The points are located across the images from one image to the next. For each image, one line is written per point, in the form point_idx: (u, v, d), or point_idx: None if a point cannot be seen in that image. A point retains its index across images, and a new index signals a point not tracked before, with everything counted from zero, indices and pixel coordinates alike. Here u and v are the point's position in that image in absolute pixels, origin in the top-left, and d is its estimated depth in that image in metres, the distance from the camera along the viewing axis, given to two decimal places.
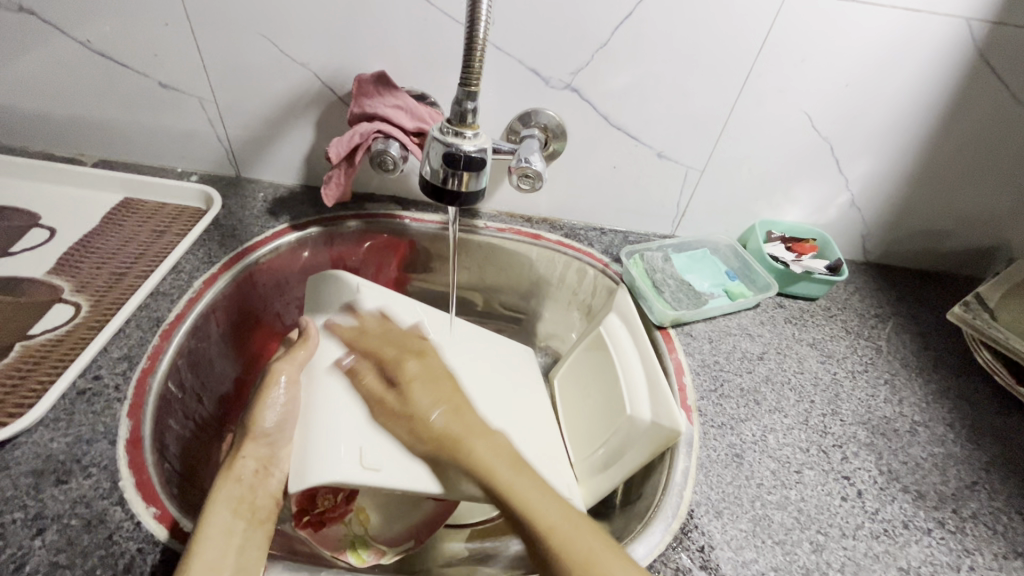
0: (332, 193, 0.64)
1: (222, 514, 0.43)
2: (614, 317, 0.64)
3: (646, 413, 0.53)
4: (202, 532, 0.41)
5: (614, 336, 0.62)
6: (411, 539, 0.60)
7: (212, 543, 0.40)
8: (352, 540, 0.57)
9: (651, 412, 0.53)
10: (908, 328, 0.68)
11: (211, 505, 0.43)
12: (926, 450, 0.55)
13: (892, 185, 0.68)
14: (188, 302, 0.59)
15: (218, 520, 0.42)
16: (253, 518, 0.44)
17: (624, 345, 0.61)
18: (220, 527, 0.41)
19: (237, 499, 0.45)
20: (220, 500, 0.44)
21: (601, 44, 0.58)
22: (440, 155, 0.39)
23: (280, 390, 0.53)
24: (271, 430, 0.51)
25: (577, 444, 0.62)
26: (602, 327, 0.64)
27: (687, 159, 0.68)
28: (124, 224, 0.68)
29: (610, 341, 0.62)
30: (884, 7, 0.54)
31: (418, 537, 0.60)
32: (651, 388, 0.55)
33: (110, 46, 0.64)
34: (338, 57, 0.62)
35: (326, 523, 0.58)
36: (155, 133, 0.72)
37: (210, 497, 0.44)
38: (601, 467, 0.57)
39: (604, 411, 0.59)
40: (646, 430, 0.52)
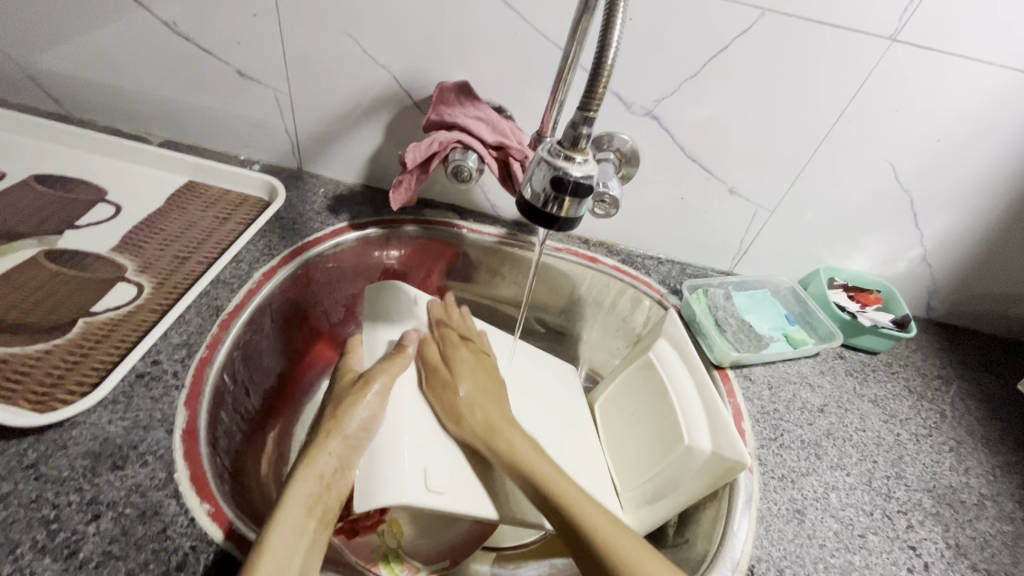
0: (399, 198, 0.62)
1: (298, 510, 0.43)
2: (665, 343, 0.62)
3: (706, 442, 0.52)
4: (279, 527, 0.41)
5: (669, 365, 0.60)
6: (446, 558, 0.58)
7: (286, 536, 0.41)
8: (385, 552, 0.57)
9: (711, 441, 0.52)
10: (972, 394, 0.66)
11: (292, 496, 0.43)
12: (994, 526, 0.53)
13: (969, 244, 0.66)
14: (247, 293, 0.58)
15: (290, 519, 0.42)
16: (322, 519, 0.44)
17: (679, 376, 0.59)
18: (290, 524, 0.41)
19: (311, 496, 0.44)
20: (295, 496, 0.43)
21: (690, 75, 0.57)
22: (546, 177, 0.37)
23: (370, 396, 0.51)
24: (358, 431, 0.49)
25: (622, 472, 0.60)
26: (653, 352, 0.62)
27: (758, 197, 0.66)
28: (188, 207, 0.67)
29: (664, 369, 0.60)
30: (992, 65, 0.52)
31: (454, 558, 0.59)
32: (711, 417, 0.53)
33: (196, 31, 0.65)
34: (420, 64, 0.62)
35: (359, 533, 0.57)
36: (225, 119, 0.73)
37: (286, 488, 0.44)
38: (649, 499, 0.55)
39: (655, 443, 0.57)
40: (704, 463, 0.51)
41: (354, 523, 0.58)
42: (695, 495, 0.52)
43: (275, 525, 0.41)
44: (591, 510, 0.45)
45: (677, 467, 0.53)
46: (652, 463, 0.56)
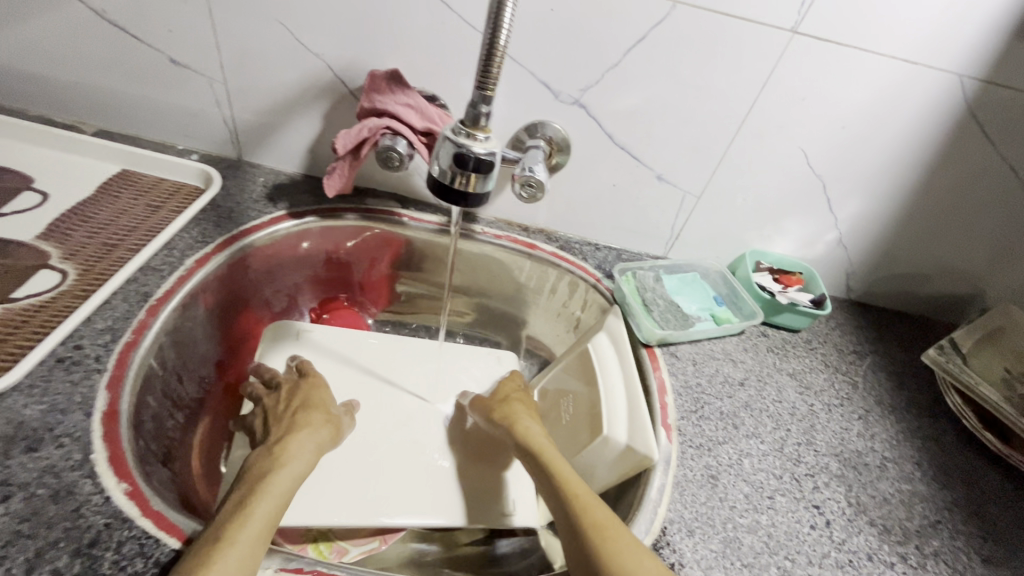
0: (335, 184, 0.63)
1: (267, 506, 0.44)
2: (603, 337, 0.65)
3: (621, 433, 0.55)
4: (240, 523, 0.41)
5: (602, 358, 0.63)
6: (376, 539, 0.59)
7: (250, 536, 0.40)
8: (314, 534, 0.58)
9: (626, 433, 0.55)
10: (884, 367, 0.70)
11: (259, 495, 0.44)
12: (894, 486, 0.57)
13: (879, 227, 0.71)
14: (178, 279, 0.58)
15: (256, 515, 0.42)
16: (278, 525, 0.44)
17: (608, 367, 0.62)
18: (255, 527, 0.41)
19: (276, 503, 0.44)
20: (262, 503, 0.44)
21: (612, 64, 0.60)
22: (450, 155, 0.39)
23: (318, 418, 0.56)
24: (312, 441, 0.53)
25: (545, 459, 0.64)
26: (590, 345, 0.65)
27: (685, 184, 0.69)
28: (119, 195, 0.66)
29: (597, 362, 0.63)
30: (885, 57, 0.57)
31: (383, 538, 0.60)
32: (631, 410, 0.57)
33: (125, 18, 0.64)
34: (353, 52, 0.63)
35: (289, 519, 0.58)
36: (160, 108, 0.72)
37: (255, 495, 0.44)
38: None
39: (576, 434, 0.61)
40: (620, 454, 0.54)
41: None
42: (608, 484, 0.56)
43: (240, 521, 0.41)
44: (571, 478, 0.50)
45: (596, 455, 0.57)
46: (575, 448, 0.60)
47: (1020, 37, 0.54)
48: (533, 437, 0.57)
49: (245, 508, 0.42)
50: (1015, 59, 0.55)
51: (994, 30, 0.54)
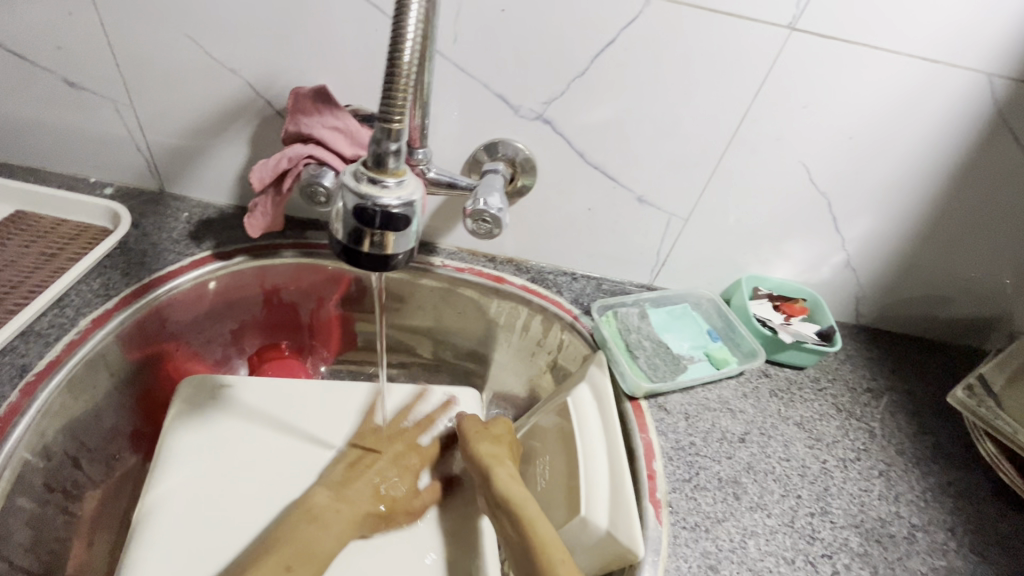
0: (257, 223, 0.54)
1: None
2: (584, 391, 0.56)
3: (603, 518, 0.46)
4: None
5: (580, 416, 0.54)
6: None
7: None
8: None
9: (609, 517, 0.46)
10: (903, 407, 0.62)
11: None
12: (925, 563, 0.48)
13: (892, 247, 0.62)
14: (67, 347, 0.49)
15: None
16: None
17: (588, 430, 0.52)
18: None
19: None
20: None
21: (578, 73, 0.51)
22: (350, 208, 0.30)
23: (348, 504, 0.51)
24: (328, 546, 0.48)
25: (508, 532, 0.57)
26: (569, 399, 0.56)
27: (670, 205, 0.60)
28: (9, 242, 0.57)
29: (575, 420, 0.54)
30: (899, 56, 0.48)
31: None
32: (613, 488, 0.48)
33: (5, 34, 0.55)
34: (274, 67, 0.53)
35: None
36: (62, 136, 0.62)
37: None
38: None
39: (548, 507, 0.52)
40: (598, 544, 0.45)
41: None
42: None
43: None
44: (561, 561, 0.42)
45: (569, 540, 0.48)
46: None
47: None
48: (507, 487, 0.49)
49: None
50: None
51: None
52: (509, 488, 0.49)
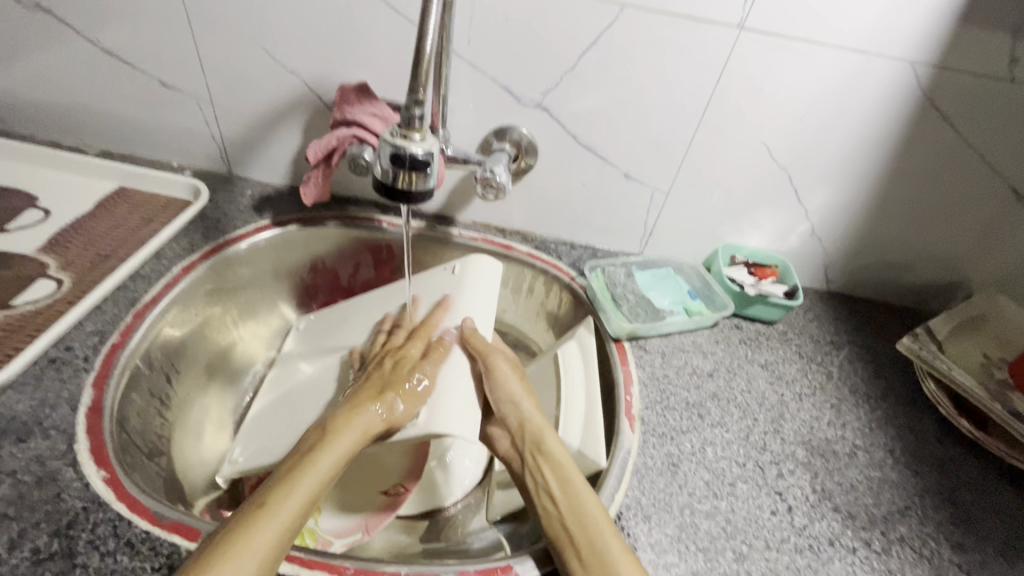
0: (310, 194, 0.67)
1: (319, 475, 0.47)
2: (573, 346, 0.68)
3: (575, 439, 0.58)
4: (282, 505, 0.43)
5: (567, 365, 0.66)
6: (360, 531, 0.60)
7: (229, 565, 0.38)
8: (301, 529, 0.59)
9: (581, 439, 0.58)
10: (862, 357, 0.70)
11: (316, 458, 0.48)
12: (863, 473, 0.56)
13: (851, 217, 0.71)
14: (165, 286, 0.62)
15: (298, 492, 0.44)
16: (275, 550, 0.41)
17: (573, 375, 0.65)
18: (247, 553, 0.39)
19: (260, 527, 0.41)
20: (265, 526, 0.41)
21: (569, 67, 0.62)
22: (389, 156, 0.42)
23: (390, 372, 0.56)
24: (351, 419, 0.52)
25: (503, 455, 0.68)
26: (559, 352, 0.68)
27: (653, 180, 0.71)
28: (115, 210, 0.71)
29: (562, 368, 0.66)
30: (834, 48, 0.57)
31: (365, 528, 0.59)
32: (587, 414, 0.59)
33: (118, 46, 0.69)
34: (326, 69, 0.67)
35: None
36: (154, 128, 0.77)
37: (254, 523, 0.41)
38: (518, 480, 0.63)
39: None
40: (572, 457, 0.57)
41: None
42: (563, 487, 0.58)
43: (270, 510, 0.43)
44: (572, 474, 0.51)
45: None
46: None
47: (968, 21, 0.54)
48: (554, 448, 0.55)
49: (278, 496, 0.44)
50: (965, 44, 0.56)
51: (941, 15, 0.54)
52: (549, 444, 0.55)
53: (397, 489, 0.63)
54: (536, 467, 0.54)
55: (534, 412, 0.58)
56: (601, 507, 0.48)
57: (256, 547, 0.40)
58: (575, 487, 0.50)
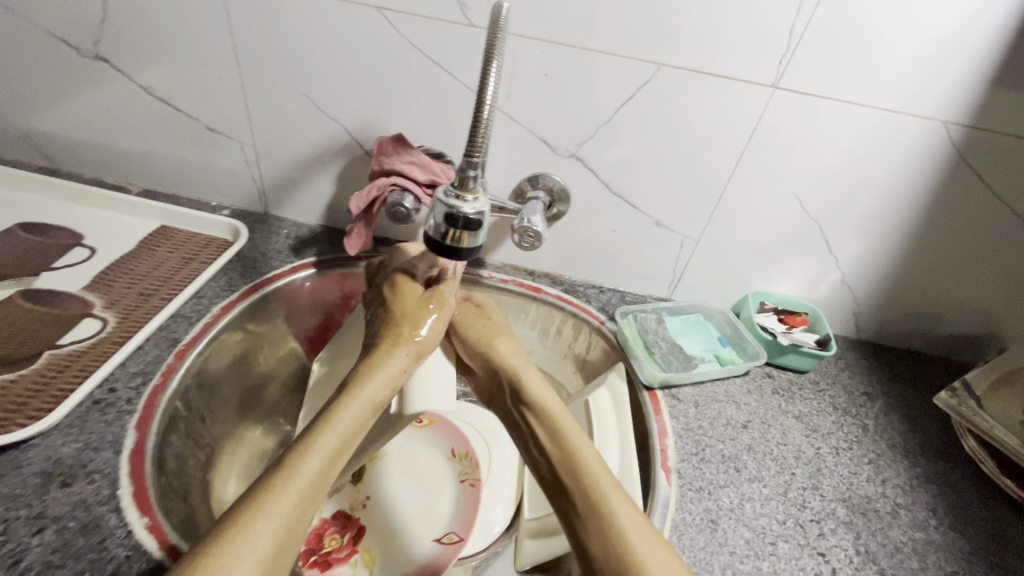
0: (353, 244, 0.68)
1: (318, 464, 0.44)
2: (605, 391, 0.67)
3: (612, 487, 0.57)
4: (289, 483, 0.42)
5: (599, 411, 0.65)
6: None
7: None
8: None
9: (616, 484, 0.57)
10: (896, 410, 0.69)
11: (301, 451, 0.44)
12: (907, 534, 0.55)
13: (882, 267, 0.71)
14: (205, 325, 0.64)
15: (301, 482, 0.42)
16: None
17: (607, 422, 0.64)
18: None
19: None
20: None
21: (605, 121, 0.64)
22: (442, 215, 0.43)
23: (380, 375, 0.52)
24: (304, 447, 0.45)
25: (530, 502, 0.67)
26: (591, 397, 0.67)
27: (683, 228, 0.72)
28: (157, 249, 0.73)
29: (594, 414, 0.65)
30: (866, 107, 0.59)
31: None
32: (623, 467, 0.58)
33: (168, 92, 0.72)
34: (368, 118, 0.69)
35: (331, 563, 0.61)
36: (197, 168, 0.79)
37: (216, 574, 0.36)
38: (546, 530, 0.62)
39: None
40: None
41: (327, 557, 0.62)
42: None
43: (282, 483, 0.42)
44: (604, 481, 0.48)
45: None
46: None
47: (999, 84, 0.55)
48: (537, 393, 0.57)
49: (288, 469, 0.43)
50: (997, 106, 0.57)
51: (972, 79, 0.55)
52: (539, 397, 0.57)
53: (451, 538, 0.63)
54: (526, 419, 0.57)
55: (513, 359, 0.60)
56: (642, 525, 0.45)
57: (260, 538, 0.39)
58: (572, 443, 0.52)
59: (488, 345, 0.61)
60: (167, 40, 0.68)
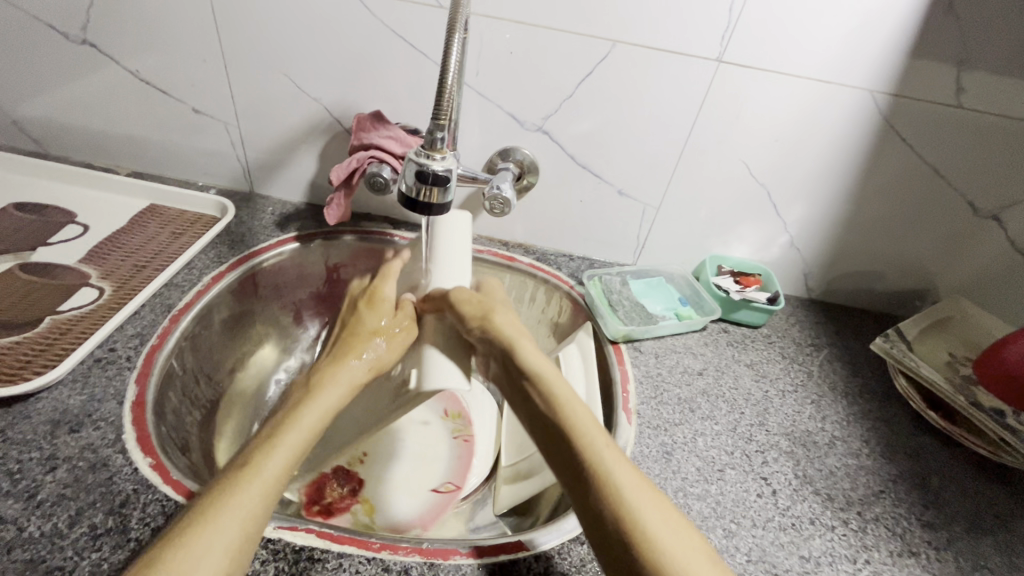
0: (333, 214, 0.73)
1: (279, 464, 0.44)
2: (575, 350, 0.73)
3: None
4: (242, 487, 0.41)
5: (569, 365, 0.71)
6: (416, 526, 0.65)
7: None
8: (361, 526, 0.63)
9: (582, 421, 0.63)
10: (839, 358, 0.76)
11: (251, 449, 0.46)
12: (842, 460, 0.62)
13: (826, 229, 0.78)
14: (196, 293, 0.68)
15: (260, 476, 0.43)
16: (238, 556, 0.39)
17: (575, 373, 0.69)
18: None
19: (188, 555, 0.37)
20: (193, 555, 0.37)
21: (567, 95, 0.69)
22: (414, 173, 0.48)
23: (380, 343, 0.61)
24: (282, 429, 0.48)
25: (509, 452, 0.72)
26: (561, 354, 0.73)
27: (644, 197, 0.77)
28: (147, 226, 0.76)
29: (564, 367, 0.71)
30: (800, 78, 0.65)
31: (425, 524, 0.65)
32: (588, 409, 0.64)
33: (154, 75, 0.76)
34: (347, 97, 0.73)
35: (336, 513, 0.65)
36: (183, 150, 0.83)
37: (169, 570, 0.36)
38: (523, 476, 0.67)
39: None
40: None
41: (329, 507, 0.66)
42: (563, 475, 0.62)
43: (239, 481, 0.42)
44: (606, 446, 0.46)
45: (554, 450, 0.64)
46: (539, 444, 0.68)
47: (917, 56, 0.62)
48: (528, 352, 0.54)
49: (247, 465, 0.43)
50: (916, 75, 0.63)
51: (893, 52, 0.62)
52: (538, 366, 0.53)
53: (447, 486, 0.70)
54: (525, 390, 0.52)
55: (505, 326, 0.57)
56: (637, 482, 0.44)
57: (225, 527, 0.39)
58: (567, 406, 0.49)
59: (488, 317, 0.57)
60: (153, 25, 0.71)
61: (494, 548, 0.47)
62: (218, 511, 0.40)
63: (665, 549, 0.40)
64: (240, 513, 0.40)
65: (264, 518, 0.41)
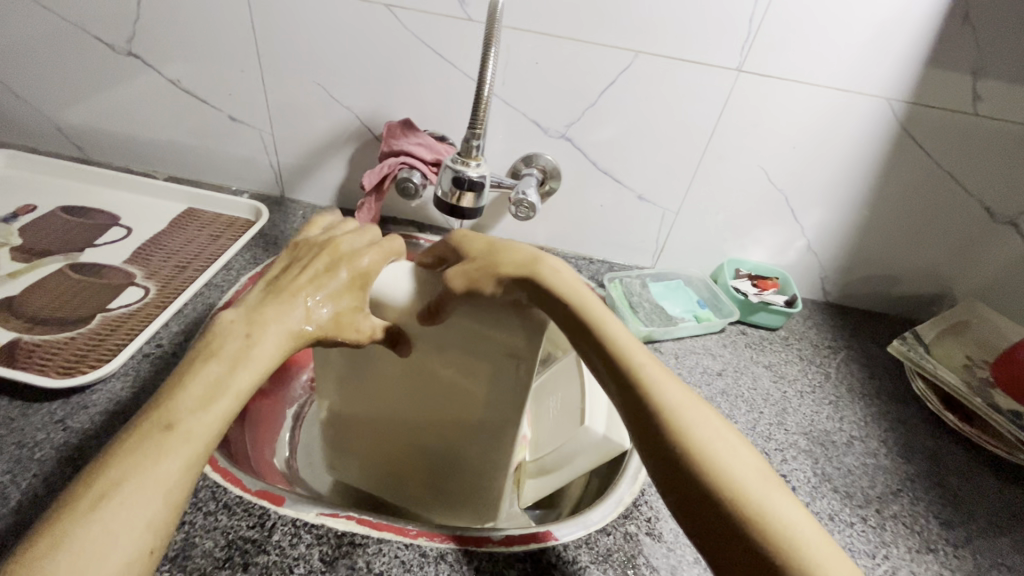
0: (363, 218, 0.75)
1: (209, 422, 0.40)
2: None
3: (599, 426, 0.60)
4: (168, 449, 0.37)
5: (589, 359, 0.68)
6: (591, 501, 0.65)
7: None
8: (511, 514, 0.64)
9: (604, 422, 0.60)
10: (856, 360, 0.77)
11: (174, 396, 0.40)
12: (860, 459, 0.63)
13: (843, 233, 0.79)
14: (234, 293, 0.71)
15: (190, 441, 0.38)
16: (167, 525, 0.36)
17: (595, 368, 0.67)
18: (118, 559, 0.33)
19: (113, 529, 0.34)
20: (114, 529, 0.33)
21: (590, 104, 0.72)
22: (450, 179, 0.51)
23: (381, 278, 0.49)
24: (218, 379, 0.42)
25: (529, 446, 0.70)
26: None
27: (664, 202, 0.79)
28: (186, 228, 0.80)
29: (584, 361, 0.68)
30: (818, 87, 0.66)
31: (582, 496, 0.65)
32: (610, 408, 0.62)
33: (194, 85, 0.79)
34: (378, 105, 0.76)
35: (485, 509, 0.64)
36: (219, 156, 0.87)
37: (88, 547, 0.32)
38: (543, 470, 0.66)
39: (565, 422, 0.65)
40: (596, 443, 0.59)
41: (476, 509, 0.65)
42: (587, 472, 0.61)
43: (163, 438, 0.37)
44: (693, 418, 0.43)
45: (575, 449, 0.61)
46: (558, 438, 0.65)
47: (933, 65, 0.63)
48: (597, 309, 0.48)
49: (168, 419, 0.38)
50: (932, 84, 0.65)
51: (910, 62, 0.63)
52: (602, 323, 0.47)
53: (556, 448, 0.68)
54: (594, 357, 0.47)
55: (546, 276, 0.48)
56: (734, 460, 0.41)
57: (151, 491, 0.35)
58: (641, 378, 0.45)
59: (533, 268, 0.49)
60: (195, 38, 0.75)
61: (525, 536, 0.49)
62: (140, 478, 0.35)
63: (784, 521, 0.39)
64: (163, 474, 0.36)
65: (191, 479, 0.38)
